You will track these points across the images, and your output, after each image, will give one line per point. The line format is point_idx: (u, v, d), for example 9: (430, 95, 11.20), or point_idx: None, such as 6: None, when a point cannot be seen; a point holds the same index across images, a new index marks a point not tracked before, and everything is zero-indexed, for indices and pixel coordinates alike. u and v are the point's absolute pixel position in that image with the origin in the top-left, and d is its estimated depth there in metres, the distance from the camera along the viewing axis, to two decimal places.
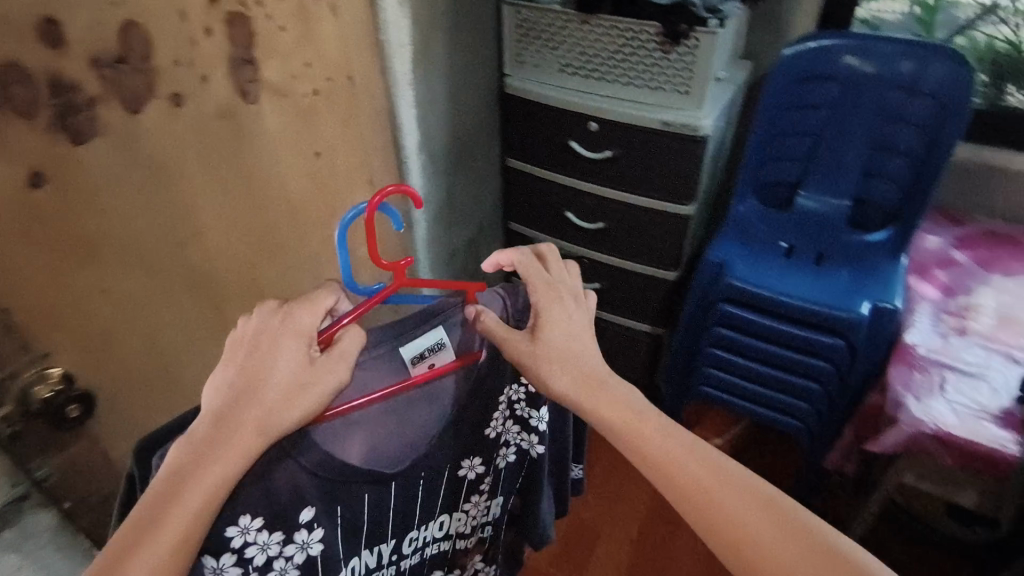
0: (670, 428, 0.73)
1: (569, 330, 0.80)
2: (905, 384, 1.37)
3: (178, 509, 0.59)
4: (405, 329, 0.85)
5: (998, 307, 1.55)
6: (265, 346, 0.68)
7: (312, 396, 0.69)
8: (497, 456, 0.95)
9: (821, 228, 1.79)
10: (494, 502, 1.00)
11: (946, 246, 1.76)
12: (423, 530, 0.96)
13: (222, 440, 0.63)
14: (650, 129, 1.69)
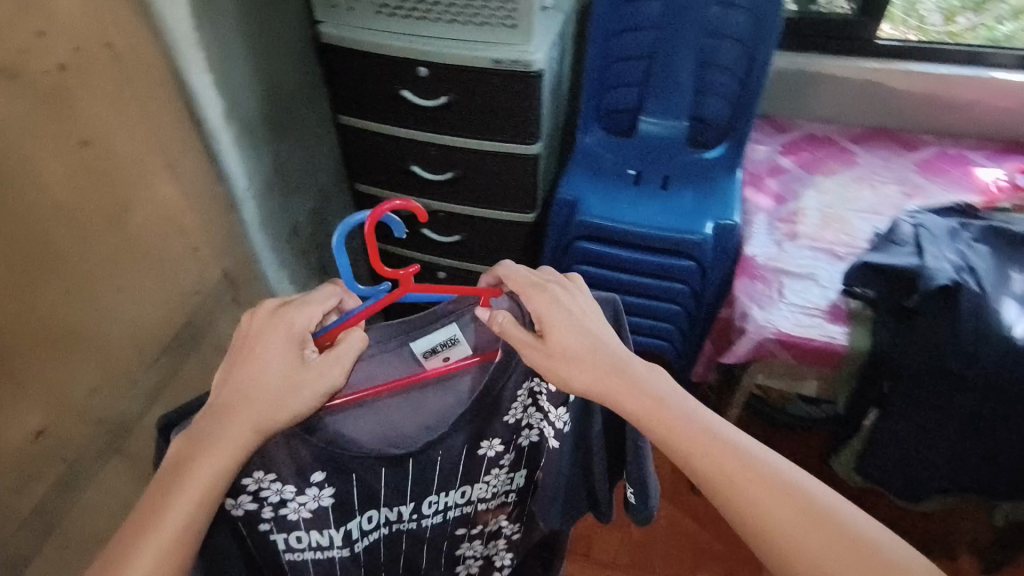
0: (724, 443, 0.79)
1: (578, 326, 0.85)
2: (749, 294, 1.48)
3: (180, 498, 0.73)
4: (415, 326, 0.91)
5: (820, 207, 1.68)
6: (254, 350, 0.80)
7: (288, 399, 0.79)
8: (516, 437, 1.00)
9: (664, 151, 1.82)
10: (515, 475, 1.05)
11: (774, 153, 1.87)
12: (446, 495, 1.02)
13: (216, 435, 0.75)
14: (483, 69, 1.59)
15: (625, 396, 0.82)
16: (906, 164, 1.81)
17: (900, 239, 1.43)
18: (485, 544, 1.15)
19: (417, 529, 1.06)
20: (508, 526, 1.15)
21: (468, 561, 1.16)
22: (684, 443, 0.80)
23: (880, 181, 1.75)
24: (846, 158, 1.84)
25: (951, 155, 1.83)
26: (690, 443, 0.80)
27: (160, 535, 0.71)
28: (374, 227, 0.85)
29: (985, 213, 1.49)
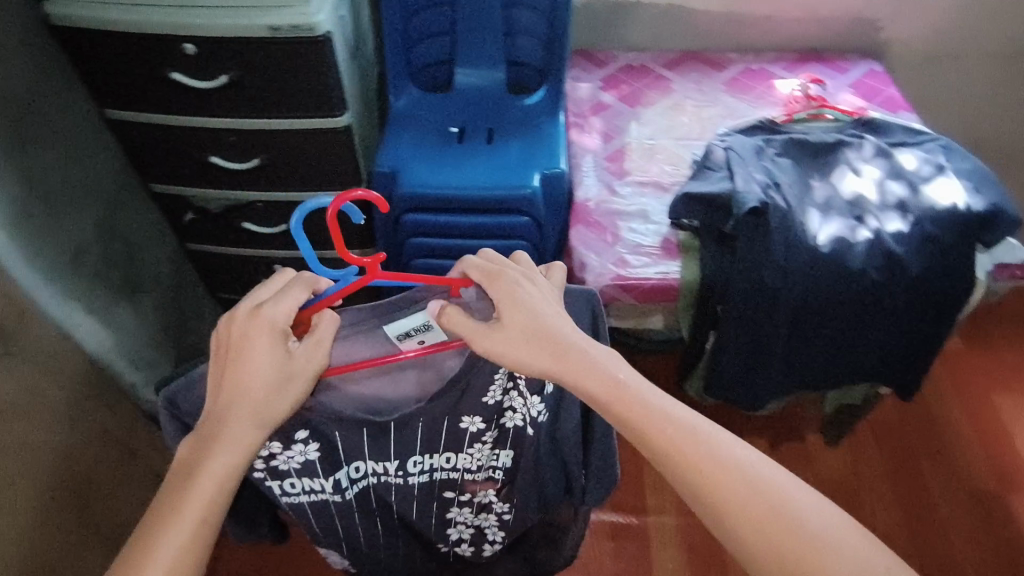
0: (710, 438, 0.80)
1: (546, 317, 0.85)
2: (584, 242, 1.48)
3: (186, 502, 0.77)
4: (385, 311, 0.94)
5: (644, 139, 1.69)
6: (234, 354, 0.83)
7: (272, 403, 0.83)
8: (498, 418, 1.06)
9: (485, 103, 1.74)
10: (497, 454, 1.11)
11: (595, 89, 1.85)
12: (432, 458, 1.09)
13: (222, 431, 0.80)
14: (259, 39, 1.39)
15: (592, 379, 0.82)
16: (717, 84, 1.86)
17: (715, 163, 1.46)
18: (476, 514, 1.22)
19: (405, 487, 1.13)
20: (499, 503, 1.20)
21: (459, 526, 1.24)
22: (655, 438, 0.79)
23: (696, 105, 1.79)
24: (663, 85, 1.86)
25: (754, 71, 1.90)
26: (669, 439, 0.79)
27: (169, 543, 0.74)
28: (337, 215, 0.85)
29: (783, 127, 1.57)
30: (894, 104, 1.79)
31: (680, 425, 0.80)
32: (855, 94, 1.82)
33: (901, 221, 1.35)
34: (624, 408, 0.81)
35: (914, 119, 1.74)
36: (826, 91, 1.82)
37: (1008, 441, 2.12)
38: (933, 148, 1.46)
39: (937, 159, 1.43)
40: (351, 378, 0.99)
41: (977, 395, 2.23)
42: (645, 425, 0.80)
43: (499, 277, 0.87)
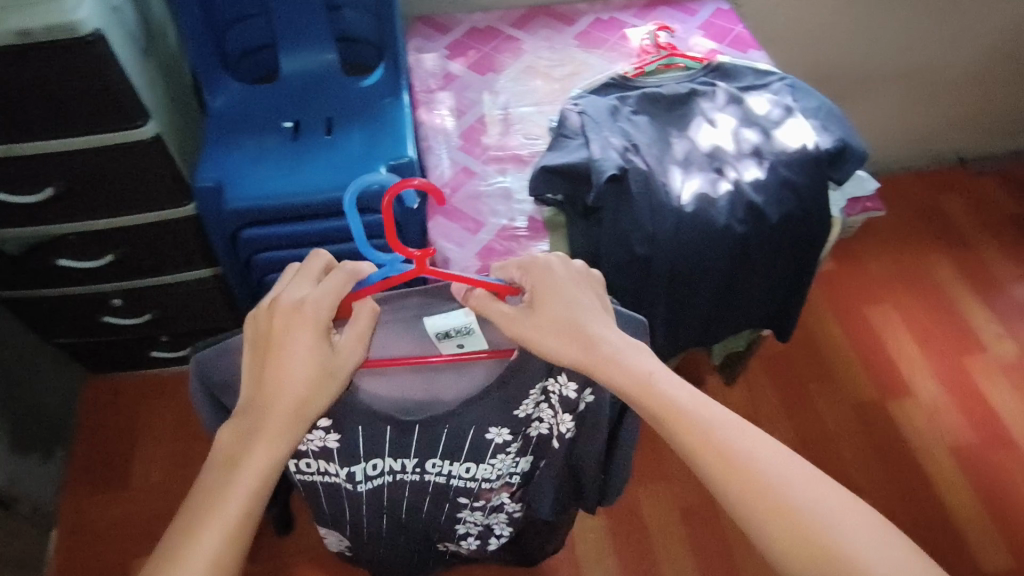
0: (739, 428, 0.82)
1: (577, 313, 0.90)
2: (444, 234, 1.36)
3: (232, 490, 0.80)
4: (432, 303, 0.99)
5: (498, 110, 1.57)
6: (277, 347, 0.85)
7: (309, 396, 0.85)
8: (524, 428, 1.13)
9: (318, 89, 1.56)
10: (518, 461, 1.21)
11: (441, 60, 1.70)
12: (450, 463, 1.18)
13: (270, 417, 0.83)
14: (9, 46, 1.15)
15: (613, 368, 0.86)
16: (569, 40, 1.76)
17: (570, 131, 1.37)
18: (486, 514, 1.37)
19: (422, 483, 1.24)
20: (507, 501, 1.34)
21: (470, 522, 1.38)
22: (677, 420, 0.83)
23: (550, 65, 1.69)
24: (514, 47, 1.74)
25: (605, 21, 1.82)
26: (694, 428, 0.82)
27: (213, 530, 0.77)
28: (389, 206, 0.88)
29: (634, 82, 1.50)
30: (744, 42, 1.77)
31: (705, 415, 0.83)
32: (705, 36, 1.78)
33: (761, 167, 1.34)
34: (648, 394, 0.85)
35: (763, 55, 1.73)
36: (677, 36, 1.77)
37: (885, 350, 2.27)
38: (780, 89, 1.45)
39: (784, 99, 1.43)
40: (388, 373, 1.04)
41: (854, 311, 2.37)
42: (670, 410, 0.83)
43: (539, 275, 0.93)
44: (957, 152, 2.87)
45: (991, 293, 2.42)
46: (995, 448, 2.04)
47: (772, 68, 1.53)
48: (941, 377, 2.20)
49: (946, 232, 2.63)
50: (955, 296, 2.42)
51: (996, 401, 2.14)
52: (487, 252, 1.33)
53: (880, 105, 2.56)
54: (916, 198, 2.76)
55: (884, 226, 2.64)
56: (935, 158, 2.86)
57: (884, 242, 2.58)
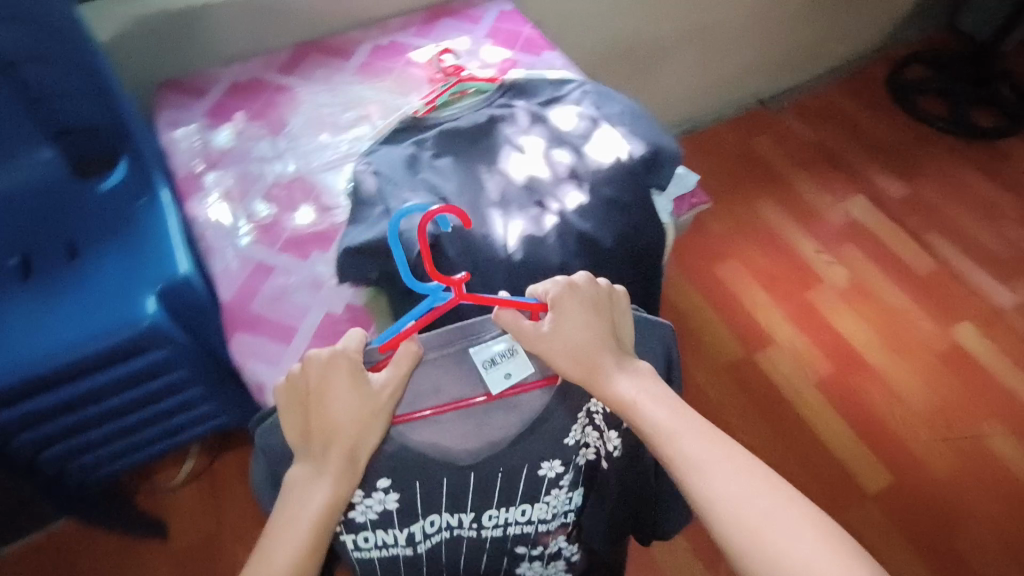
0: (724, 455, 0.86)
1: (590, 329, 0.94)
2: (256, 354, 1.14)
3: (292, 533, 0.84)
4: (469, 337, 0.96)
5: (285, 182, 1.35)
6: (325, 397, 0.88)
7: (356, 441, 0.88)
8: (574, 456, 1.03)
9: (46, 208, 1.33)
10: (573, 497, 1.09)
11: (204, 131, 1.42)
12: (506, 512, 1.07)
13: (326, 455, 0.86)
14: None
15: (618, 375, 0.92)
16: (350, 78, 1.56)
17: (367, 199, 1.20)
18: (546, 565, 1.20)
19: (477, 540, 1.11)
20: (567, 549, 1.18)
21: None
22: (652, 431, 0.89)
23: (336, 113, 1.48)
24: (290, 98, 1.51)
25: (385, 47, 1.63)
26: (666, 437, 0.88)
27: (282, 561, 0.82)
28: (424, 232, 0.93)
29: (427, 121, 1.34)
30: (535, 43, 1.66)
31: (674, 427, 0.88)
32: (495, 42, 1.65)
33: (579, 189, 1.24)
34: (628, 409, 0.90)
35: (558, 54, 1.63)
36: (465, 51, 1.62)
37: (741, 302, 2.36)
38: (580, 98, 1.36)
39: (588, 109, 1.34)
40: (435, 421, 0.95)
41: (705, 273, 2.43)
42: (643, 418, 0.90)
43: (561, 297, 0.96)
44: (754, 94, 3.03)
45: (814, 222, 2.60)
46: (849, 369, 2.21)
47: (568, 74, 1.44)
48: (792, 315, 2.33)
49: (764, 173, 2.77)
50: (786, 232, 2.56)
51: (841, 324, 2.32)
52: None
53: (680, 68, 2.60)
54: (733, 145, 2.88)
55: (712, 179, 2.72)
56: (738, 103, 3.01)
57: (716, 196, 2.67)
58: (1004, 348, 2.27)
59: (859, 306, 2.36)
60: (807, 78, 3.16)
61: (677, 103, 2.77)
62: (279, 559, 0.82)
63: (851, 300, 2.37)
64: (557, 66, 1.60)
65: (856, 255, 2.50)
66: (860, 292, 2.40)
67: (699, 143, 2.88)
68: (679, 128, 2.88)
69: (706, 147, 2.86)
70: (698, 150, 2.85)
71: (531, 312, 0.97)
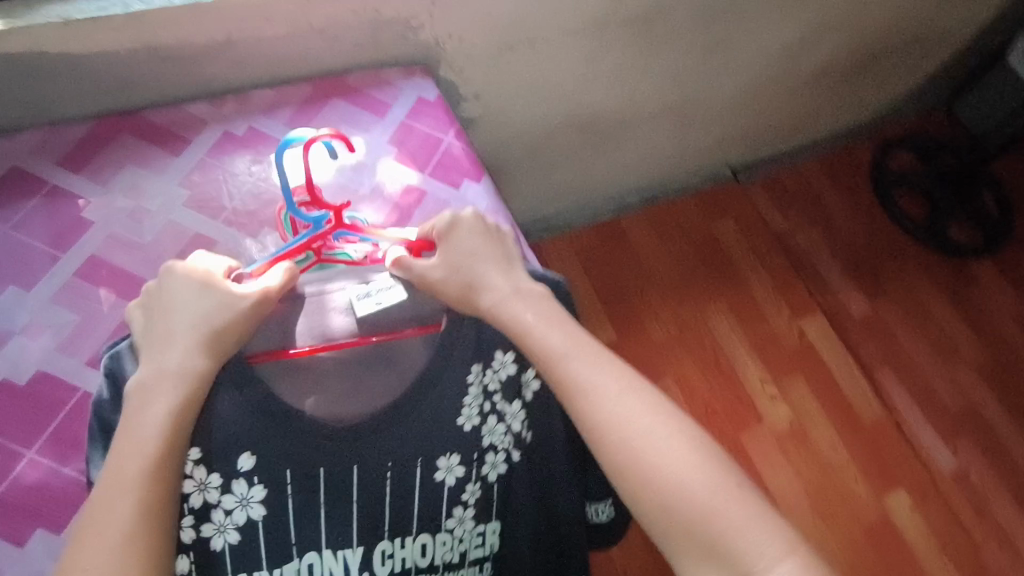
0: (624, 395, 0.77)
1: (478, 239, 0.89)
2: None
3: (138, 442, 0.70)
4: (356, 275, 0.90)
5: (21, 385, 0.88)
6: (182, 298, 0.79)
7: (215, 338, 0.77)
8: (478, 469, 0.86)
9: None
10: (483, 528, 0.89)
11: None
12: (402, 553, 0.86)
13: (178, 347, 0.76)
14: None
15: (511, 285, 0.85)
16: (174, 190, 1.05)
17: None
18: None
19: None
20: None
21: None
22: (557, 372, 0.78)
23: (133, 254, 0.99)
24: (66, 218, 1.00)
25: (235, 137, 1.11)
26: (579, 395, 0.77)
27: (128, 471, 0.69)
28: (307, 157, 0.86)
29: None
30: (456, 164, 1.16)
31: (602, 385, 0.77)
32: (400, 157, 1.15)
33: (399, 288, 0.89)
34: (521, 331, 0.81)
35: (485, 190, 1.14)
36: (353, 168, 1.13)
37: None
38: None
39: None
40: (307, 364, 0.85)
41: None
42: (548, 357, 0.79)
43: (443, 228, 0.88)
44: (732, 164, 2.53)
45: (763, 342, 2.28)
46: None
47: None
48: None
49: (722, 270, 2.39)
50: (730, 353, 2.24)
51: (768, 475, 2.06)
52: None
53: (652, 144, 2.10)
54: (697, 229, 2.44)
55: (662, 273, 2.34)
56: (713, 174, 2.50)
57: (661, 295, 2.30)
58: (933, 526, 2.07)
59: (790, 455, 2.11)
60: (802, 146, 2.62)
61: (643, 175, 2.29)
62: (132, 466, 0.69)
63: (785, 450, 2.11)
64: (480, 214, 1.12)
65: (800, 392, 2.22)
66: (795, 437, 2.14)
67: (659, 220, 2.43)
68: (641, 198, 2.41)
69: (663, 226, 2.42)
70: (654, 229, 2.41)
71: (413, 251, 0.90)
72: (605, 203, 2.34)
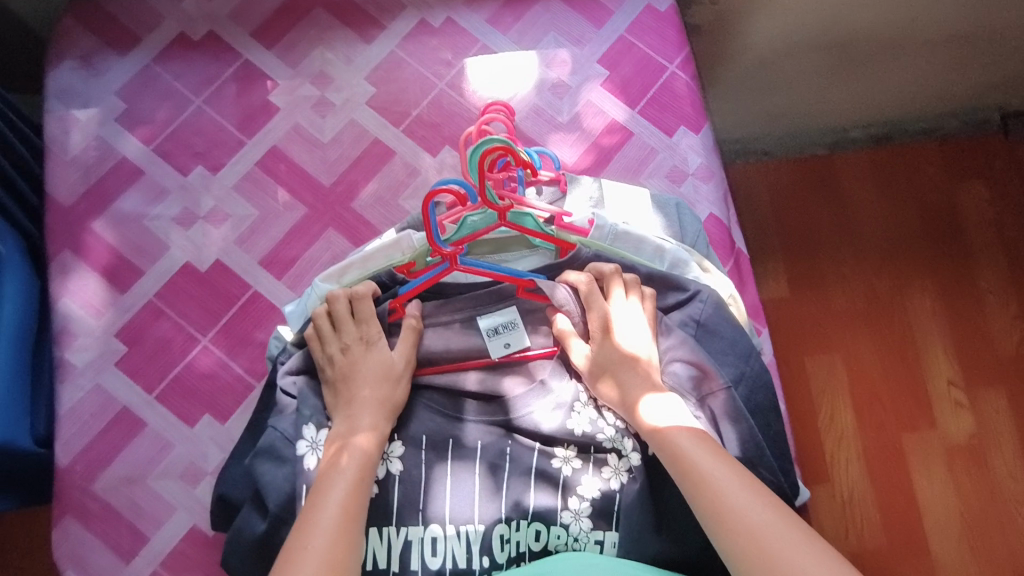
0: (750, 488, 0.65)
1: (634, 319, 0.80)
2: (75, 558, 0.80)
3: (334, 477, 0.68)
4: (480, 305, 0.84)
5: (202, 271, 0.90)
6: (362, 359, 0.77)
7: (398, 397, 0.77)
8: (599, 466, 0.77)
9: None
10: (602, 534, 0.76)
11: (110, 128, 0.93)
12: (518, 542, 0.75)
13: (365, 411, 0.74)
14: None
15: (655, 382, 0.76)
16: (361, 86, 0.97)
17: (291, 436, 0.76)
18: None
19: None
20: None
21: None
22: (683, 464, 0.67)
23: (313, 153, 0.94)
24: (254, 100, 0.95)
25: (429, 30, 1.00)
26: (704, 494, 0.65)
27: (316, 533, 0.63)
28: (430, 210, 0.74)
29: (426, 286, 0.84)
30: (675, 103, 1.00)
31: (726, 476, 0.66)
32: (610, 84, 1.01)
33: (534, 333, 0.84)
34: (653, 428, 0.71)
35: (701, 144, 0.99)
36: (553, 87, 1.00)
37: (802, 429, 1.31)
38: (688, 338, 0.82)
39: (689, 364, 0.80)
40: (448, 383, 0.81)
41: (785, 374, 1.34)
42: (672, 451, 0.69)
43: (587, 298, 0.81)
44: (1006, 106, 1.46)
45: (971, 345, 1.36)
46: (900, 554, 1.24)
47: (679, 244, 0.89)
48: (869, 468, 1.29)
49: (945, 240, 1.42)
50: (927, 353, 1.35)
51: (929, 519, 1.26)
52: None
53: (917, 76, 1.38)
54: (929, 183, 1.45)
55: (861, 226, 1.42)
56: (982, 120, 1.46)
57: (850, 256, 1.41)
58: None
59: (962, 481, 1.28)
60: None
61: (888, 101, 1.43)
62: (326, 511, 0.65)
63: (955, 473, 1.29)
64: (689, 172, 0.98)
65: (998, 411, 1.32)
66: (976, 465, 1.29)
67: (883, 155, 1.46)
68: (869, 133, 1.46)
69: (881, 166, 1.46)
70: (874, 171, 1.45)
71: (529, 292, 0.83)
72: (824, 130, 1.46)
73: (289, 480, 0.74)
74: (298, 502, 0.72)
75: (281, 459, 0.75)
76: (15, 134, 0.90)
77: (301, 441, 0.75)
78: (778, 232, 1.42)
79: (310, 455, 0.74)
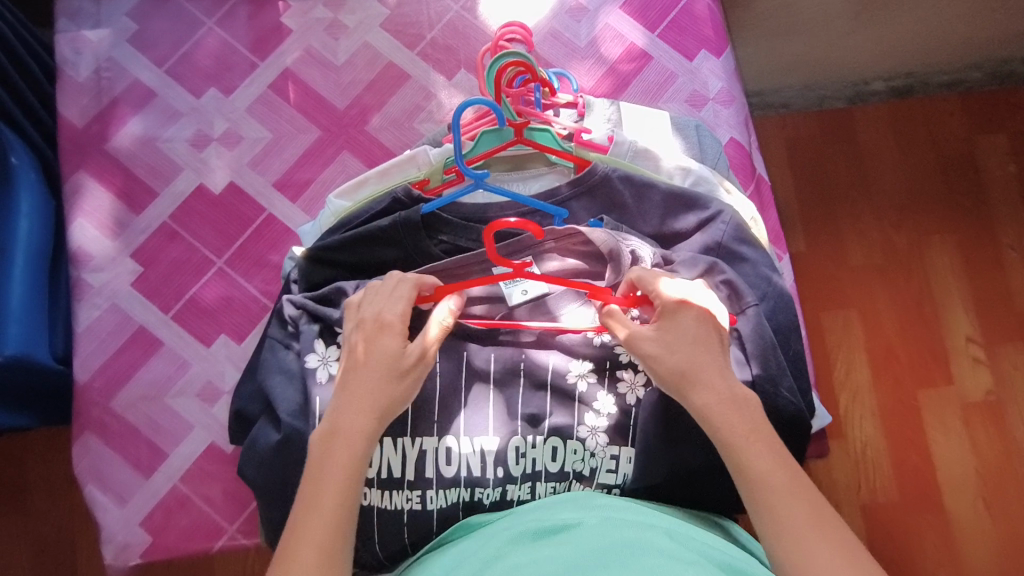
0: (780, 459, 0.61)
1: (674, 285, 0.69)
2: (98, 471, 0.81)
3: (326, 470, 0.60)
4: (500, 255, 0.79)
5: (216, 194, 0.90)
6: (373, 352, 0.65)
7: (402, 393, 0.65)
8: (615, 382, 0.76)
9: None
10: (617, 449, 0.74)
11: (122, 50, 0.92)
12: (534, 454, 0.73)
13: (357, 407, 0.62)
14: None
15: (688, 334, 0.66)
16: (373, 7, 0.95)
17: (300, 350, 0.75)
18: None
19: None
20: None
21: None
22: (776, 501, 0.59)
23: (327, 75, 0.93)
24: (265, 21, 0.94)
25: None
26: (790, 539, 0.57)
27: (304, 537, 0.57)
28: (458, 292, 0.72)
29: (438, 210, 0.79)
30: (695, 27, 0.98)
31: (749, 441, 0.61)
32: (628, 8, 0.99)
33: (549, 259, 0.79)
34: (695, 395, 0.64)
35: (723, 68, 0.97)
36: (570, 10, 0.98)
37: (816, 385, 1.29)
38: (713, 264, 0.78)
39: (719, 282, 0.77)
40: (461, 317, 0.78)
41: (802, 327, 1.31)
42: (756, 482, 0.60)
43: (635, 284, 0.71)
44: None
45: (992, 301, 1.31)
46: (911, 507, 1.22)
47: (702, 165, 0.87)
48: (883, 424, 1.26)
49: (969, 191, 1.36)
50: (946, 309, 1.31)
51: (943, 474, 1.23)
52: (160, 520, 0.81)
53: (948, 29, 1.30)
54: (952, 136, 1.38)
55: (881, 180, 1.37)
56: (1007, 72, 1.39)
57: (869, 212, 1.35)
58: None
59: (978, 439, 1.25)
60: None
61: (917, 52, 1.34)
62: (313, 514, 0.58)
63: (971, 428, 1.26)
64: (710, 97, 0.97)
65: (1016, 368, 1.28)
66: (994, 421, 1.26)
67: (905, 109, 1.39)
68: (891, 86, 1.39)
69: (906, 113, 1.39)
70: (895, 123, 1.39)
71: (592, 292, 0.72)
72: (846, 81, 1.38)
73: (301, 393, 0.73)
74: (310, 414, 0.71)
75: (293, 376, 0.75)
76: (27, 54, 0.89)
77: (311, 355, 0.74)
78: (797, 185, 1.37)
79: (320, 369, 0.73)
